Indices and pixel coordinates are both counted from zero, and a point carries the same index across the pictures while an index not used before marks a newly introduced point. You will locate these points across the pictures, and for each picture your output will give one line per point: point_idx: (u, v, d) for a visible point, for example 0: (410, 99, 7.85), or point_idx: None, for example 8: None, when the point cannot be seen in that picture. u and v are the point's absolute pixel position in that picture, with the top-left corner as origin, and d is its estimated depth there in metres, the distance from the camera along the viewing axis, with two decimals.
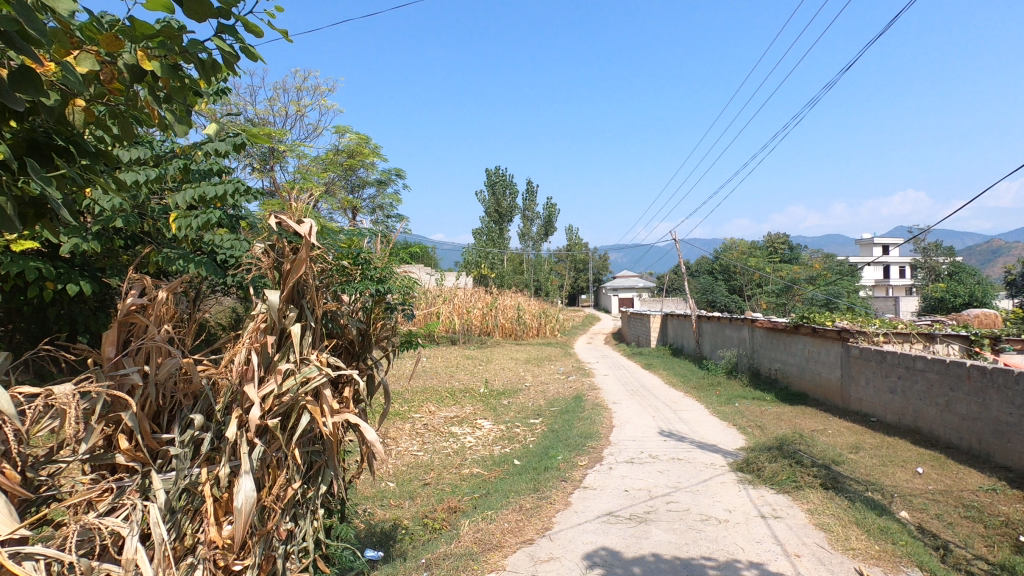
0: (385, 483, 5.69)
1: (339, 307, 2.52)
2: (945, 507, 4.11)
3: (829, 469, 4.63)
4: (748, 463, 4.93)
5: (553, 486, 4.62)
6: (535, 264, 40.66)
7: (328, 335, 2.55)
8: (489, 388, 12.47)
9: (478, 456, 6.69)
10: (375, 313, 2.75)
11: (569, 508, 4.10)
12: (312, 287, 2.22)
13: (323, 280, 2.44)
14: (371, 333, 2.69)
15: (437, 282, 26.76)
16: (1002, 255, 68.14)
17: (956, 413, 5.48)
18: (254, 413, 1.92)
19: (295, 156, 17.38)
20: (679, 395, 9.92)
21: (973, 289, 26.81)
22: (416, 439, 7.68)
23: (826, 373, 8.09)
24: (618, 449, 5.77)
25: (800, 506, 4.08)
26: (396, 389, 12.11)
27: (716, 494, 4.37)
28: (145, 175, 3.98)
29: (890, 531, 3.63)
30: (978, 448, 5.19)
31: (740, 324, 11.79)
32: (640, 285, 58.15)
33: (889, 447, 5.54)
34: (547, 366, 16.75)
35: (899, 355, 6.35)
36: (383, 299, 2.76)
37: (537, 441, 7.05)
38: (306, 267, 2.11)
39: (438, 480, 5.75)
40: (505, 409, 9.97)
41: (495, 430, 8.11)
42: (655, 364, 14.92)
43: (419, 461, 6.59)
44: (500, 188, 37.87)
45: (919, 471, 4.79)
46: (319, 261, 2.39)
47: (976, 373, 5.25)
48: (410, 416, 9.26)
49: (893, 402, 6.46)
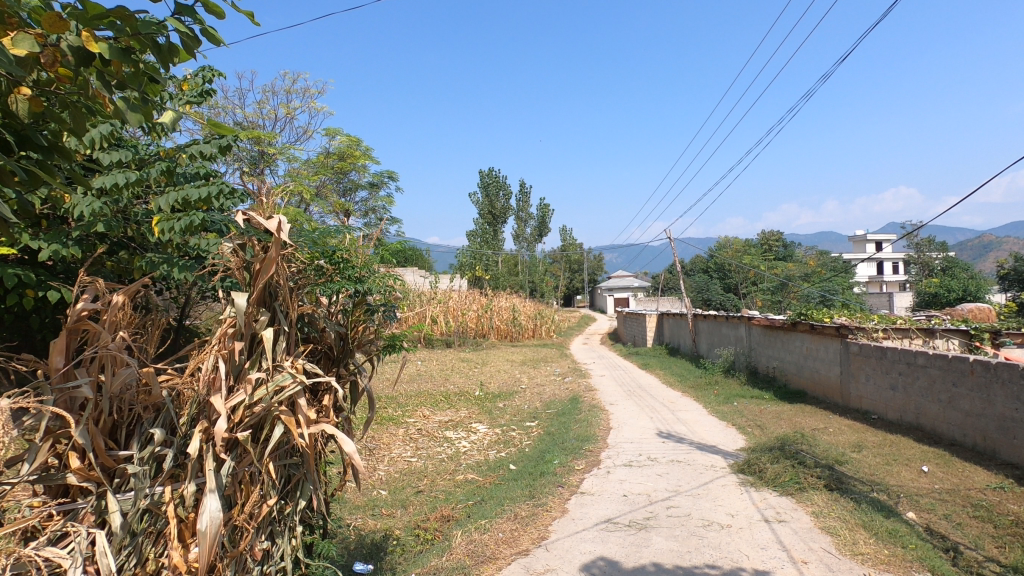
0: (377, 491, 5.54)
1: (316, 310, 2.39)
2: (953, 506, 3.99)
3: (832, 469, 4.51)
4: (750, 464, 4.80)
5: (549, 492, 4.47)
6: (530, 265, 40.57)
7: (305, 340, 2.41)
8: (485, 390, 12.33)
9: (473, 461, 6.54)
10: (356, 315, 2.62)
11: (565, 515, 3.95)
12: (285, 288, 2.07)
13: (298, 281, 2.31)
14: (351, 337, 2.55)
15: (432, 285, 26.59)
16: (993, 250, 68.49)
17: (960, 409, 5.37)
18: (220, 426, 1.77)
19: (286, 159, 17.20)
20: (677, 395, 9.79)
21: (967, 283, 26.88)
22: (410, 444, 7.53)
23: (825, 370, 7.99)
24: (616, 452, 5.63)
25: (804, 508, 3.95)
26: (390, 393, 11.95)
27: (717, 498, 4.23)
28: (124, 178, 3.73)
29: (898, 534, 3.50)
30: (983, 445, 5.08)
31: (736, 322, 11.69)
32: (634, 285, 58.19)
33: (892, 445, 5.43)
34: (543, 367, 16.61)
35: (899, 351, 6.24)
36: (364, 300, 2.63)
37: (533, 445, 6.91)
38: (277, 267, 1.96)
39: (432, 488, 5.59)
40: (501, 412, 9.83)
41: (490, 433, 7.97)
42: (652, 364, 14.79)
43: (413, 467, 6.44)
44: (493, 189, 37.79)
45: (924, 469, 4.67)
46: (293, 261, 2.26)
47: (979, 368, 5.14)
48: (404, 420, 9.11)
49: (894, 399, 6.34)
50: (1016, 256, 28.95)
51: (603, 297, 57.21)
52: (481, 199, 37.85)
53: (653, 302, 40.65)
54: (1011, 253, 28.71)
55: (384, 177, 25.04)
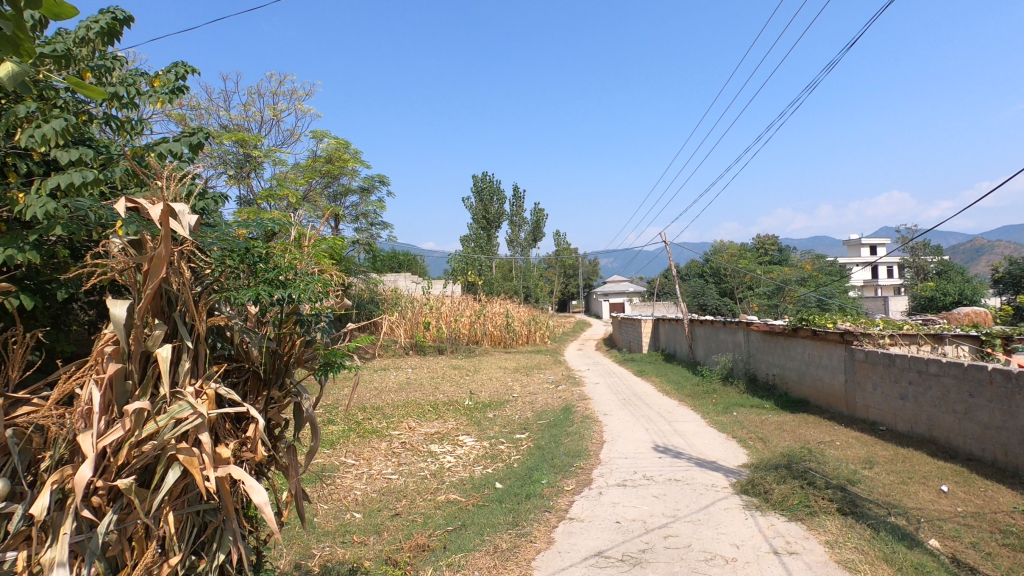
0: (350, 514, 5.11)
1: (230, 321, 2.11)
2: (981, 533, 3.60)
3: (845, 490, 4.12)
4: (755, 484, 4.40)
5: (534, 519, 4.06)
6: (525, 271, 40.21)
7: (223, 357, 2.14)
8: (475, 399, 11.91)
9: (457, 479, 6.13)
10: (288, 326, 2.25)
11: (551, 548, 3.54)
12: (185, 296, 1.79)
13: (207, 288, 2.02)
14: (281, 351, 2.25)
15: (424, 291, 26.17)
16: (986, 254, 68.75)
17: (977, 421, 5.00)
18: (82, 472, 1.45)
19: (272, 162, 16.80)
20: (674, 404, 9.39)
21: (963, 287, 26.67)
22: (392, 460, 7.09)
23: (828, 378, 7.62)
24: (609, 470, 5.24)
25: (817, 537, 3.55)
26: (377, 403, 11.51)
27: (720, 524, 3.82)
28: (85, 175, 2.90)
29: (925, 569, 3.10)
30: (1004, 461, 4.72)
31: (734, 328, 11.34)
32: (630, 290, 57.91)
33: (904, 461, 5.05)
34: (536, 375, 16.21)
35: (909, 359, 5.88)
36: (296, 307, 2.22)
37: (522, 460, 6.50)
38: (167, 268, 1.68)
39: (410, 510, 5.17)
40: (491, 422, 9.41)
41: (477, 447, 7.55)
42: (648, 371, 14.40)
43: (392, 486, 6.01)
44: (487, 194, 37.47)
45: (944, 489, 4.29)
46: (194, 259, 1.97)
47: (998, 378, 4.77)
48: (388, 433, 8.67)
49: (905, 409, 5.97)
50: (1011, 259, 28.82)
51: (598, 302, 56.90)
52: (475, 204, 37.54)
53: (649, 307, 40.36)
54: (1005, 256, 28.59)
55: (375, 181, 24.62)
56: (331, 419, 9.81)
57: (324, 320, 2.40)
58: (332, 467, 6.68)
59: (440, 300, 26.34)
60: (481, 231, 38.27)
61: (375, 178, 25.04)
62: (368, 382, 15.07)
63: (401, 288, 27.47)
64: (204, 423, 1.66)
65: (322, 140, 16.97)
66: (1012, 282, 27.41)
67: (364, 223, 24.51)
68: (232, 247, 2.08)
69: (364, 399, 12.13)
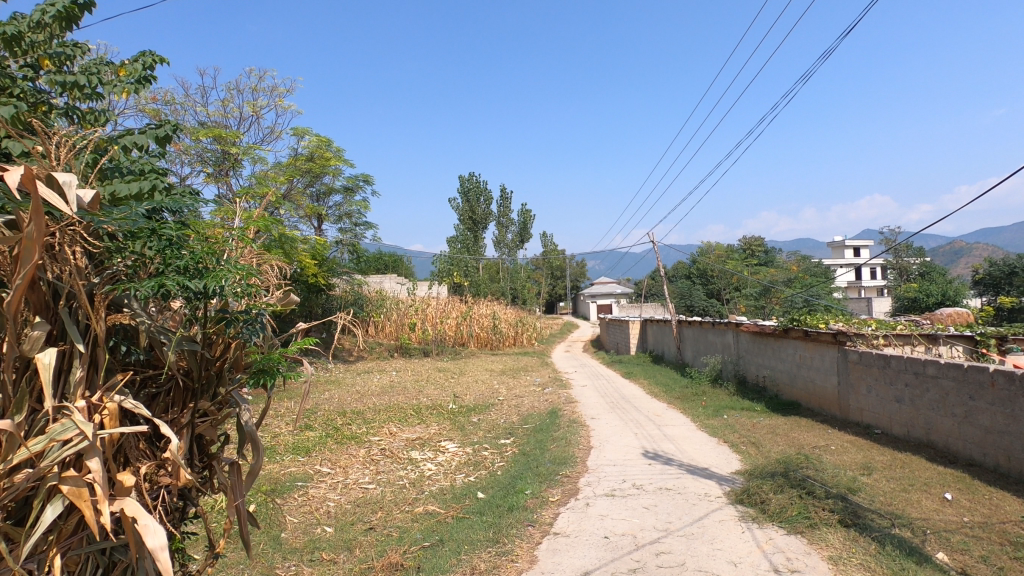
0: (320, 529, 4.78)
1: (141, 319, 1.85)
2: (991, 546, 3.38)
3: (845, 500, 3.88)
4: (750, 494, 4.16)
5: (516, 535, 3.77)
6: (512, 272, 39.91)
7: (133, 362, 1.90)
8: (460, 403, 11.58)
9: (437, 489, 5.82)
10: (215, 326, 2.00)
11: (533, 569, 3.26)
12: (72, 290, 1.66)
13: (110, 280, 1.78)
14: (211, 356, 2.00)
15: (409, 292, 25.80)
16: (965, 256, 69.81)
17: (978, 425, 4.81)
18: None
19: (251, 160, 16.33)
20: (663, 407, 9.15)
21: (945, 288, 26.89)
22: (369, 468, 6.76)
23: (820, 380, 7.43)
24: (596, 479, 4.97)
25: (819, 552, 3.30)
26: (357, 408, 11.12)
27: (715, 539, 3.56)
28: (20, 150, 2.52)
29: None
30: (1007, 466, 4.53)
31: (723, 329, 11.15)
32: (617, 291, 57.83)
33: (902, 467, 4.84)
34: (522, 377, 15.92)
35: (906, 360, 5.69)
36: (221, 303, 1.98)
37: (505, 468, 6.21)
38: (40, 254, 1.54)
39: (385, 524, 4.86)
40: (475, 427, 9.10)
41: (460, 453, 7.24)
42: (635, 373, 14.19)
43: (369, 497, 5.68)
44: (473, 194, 37.18)
45: (948, 497, 4.08)
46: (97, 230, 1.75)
47: (1000, 380, 4.58)
48: (368, 439, 8.32)
49: (901, 412, 5.78)
50: (991, 260, 29.19)
51: (585, 303, 56.78)
52: (462, 204, 37.23)
53: (636, 308, 40.27)
54: (986, 258, 28.93)
55: (359, 181, 24.21)
56: (309, 424, 9.43)
57: (257, 319, 2.15)
58: (306, 476, 6.33)
59: (425, 302, 25.93)
60: (467, 232, 37.95)
61: (360, 177, 24.63)
62: (350, 386, 14.67)
63: (386, 290, 27.02)
64: (90, 449, 1.57)
65: (303, 137, 16.57)
66: (993, 283, 27.73)
67: (348, 223, 24.07)
68: (134, 226, 1.82)
69: (344, 403, 11.73)
